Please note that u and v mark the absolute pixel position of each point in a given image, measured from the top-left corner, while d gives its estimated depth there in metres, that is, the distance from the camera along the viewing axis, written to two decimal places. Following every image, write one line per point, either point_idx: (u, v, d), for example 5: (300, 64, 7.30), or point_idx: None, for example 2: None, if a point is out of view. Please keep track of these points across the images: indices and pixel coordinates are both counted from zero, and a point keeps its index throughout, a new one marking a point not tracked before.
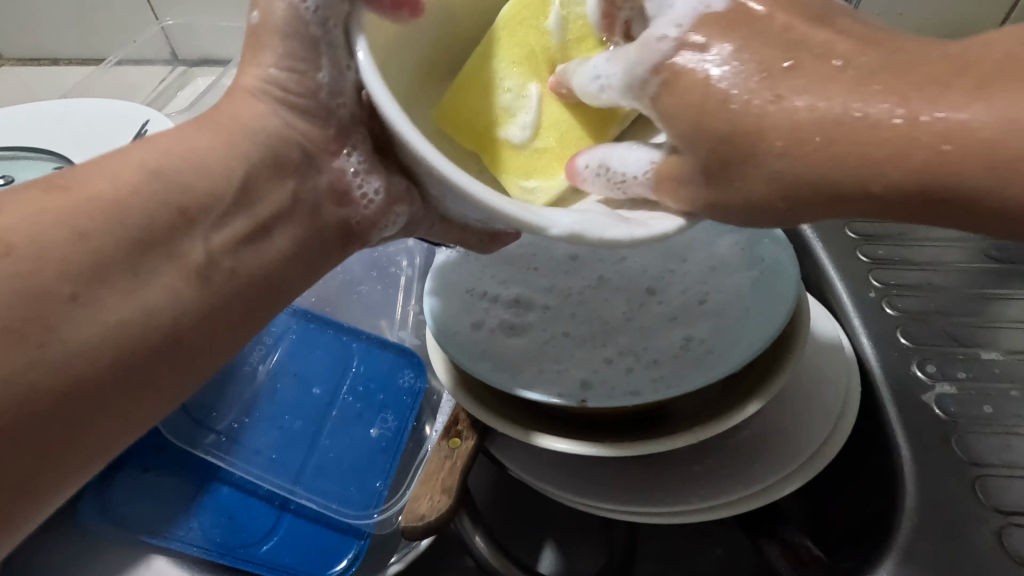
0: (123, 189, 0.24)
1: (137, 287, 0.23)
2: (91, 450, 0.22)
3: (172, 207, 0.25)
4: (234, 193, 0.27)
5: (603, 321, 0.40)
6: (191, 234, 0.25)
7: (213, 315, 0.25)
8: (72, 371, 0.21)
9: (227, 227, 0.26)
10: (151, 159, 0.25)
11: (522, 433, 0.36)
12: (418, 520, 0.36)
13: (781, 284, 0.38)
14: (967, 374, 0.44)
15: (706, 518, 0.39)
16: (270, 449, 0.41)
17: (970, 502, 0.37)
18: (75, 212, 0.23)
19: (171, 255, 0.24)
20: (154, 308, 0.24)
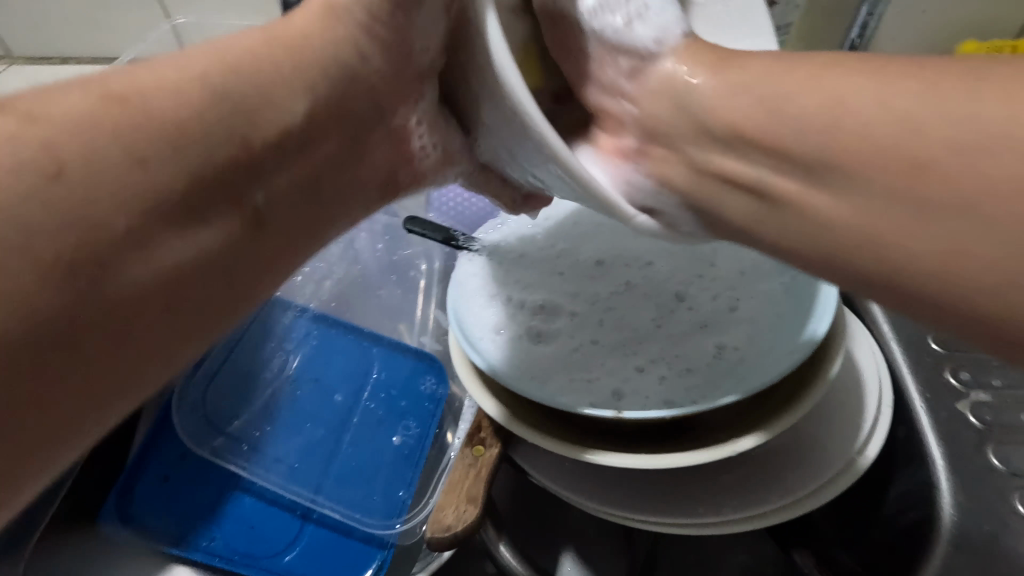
0: (183, 101, 0.19)
1: (190, 228, 0.20)
2: (105, 405, 0.19)
3: (235, 137, 0.21)
4: (299, 135, 0.23)
5: (631, 328, 0.39)
6: (251, 171, 0.21)
7: (255, 254, 0.22)
8: (116, 320, 0.18)
9: (290, 169, 0.23)
10: (205, 64, 0.21)
11: (551, 444, 0.35)
12: (444, 531, 0.36)
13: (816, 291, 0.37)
14: (1004, 381, 0.42)
15: (736, 530, 0.38)
16: (292, 457, 0.40)
17: (1012, 516, 0.37)
18: (118, 124, 0.18)
19: (233, 199, 0.21)
20: (193, 254, 0.20)
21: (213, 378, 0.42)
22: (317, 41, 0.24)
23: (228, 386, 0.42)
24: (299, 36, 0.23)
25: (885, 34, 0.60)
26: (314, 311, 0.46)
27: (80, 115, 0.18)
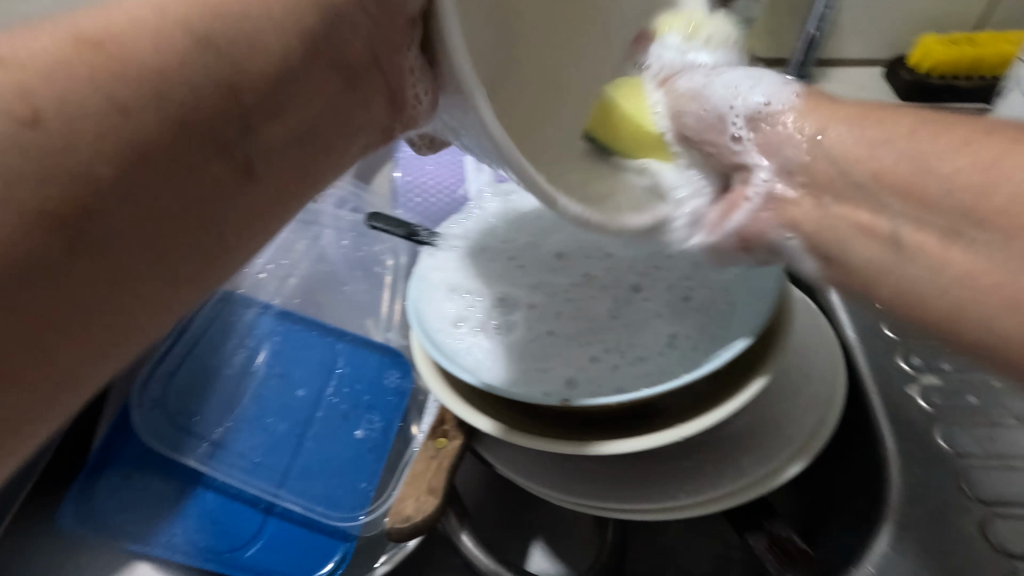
0: (162, 47, 0.18)
1: (182, 177, 0.18)
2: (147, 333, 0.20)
3: (223, 86, 0.19)
4: (297, 67, 0.20)
5: (587, 319, 0.40)
6: (249, 128, 0.20)
7: (267, 199, 0.21)
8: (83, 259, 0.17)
9: (283, 121, 0.21)
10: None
11: (506, 433, 0.35)
12: (404, 522, 0.36)
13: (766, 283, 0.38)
14: (952, 364, 0.44)
15: (691, 514, 0.39)
16: (254, 453, 0.40)
17: (955, 493, 0.38)
18: (108, 74, 0.17)
19: (222, 146, 0.19)
20: (170, 203, 0.18)
21: (176, 376, 0.43)
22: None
23: (191, 383, 0.43)
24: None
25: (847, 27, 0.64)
26: (278, 308, 0.46)
27: (42, 64, 0.16)
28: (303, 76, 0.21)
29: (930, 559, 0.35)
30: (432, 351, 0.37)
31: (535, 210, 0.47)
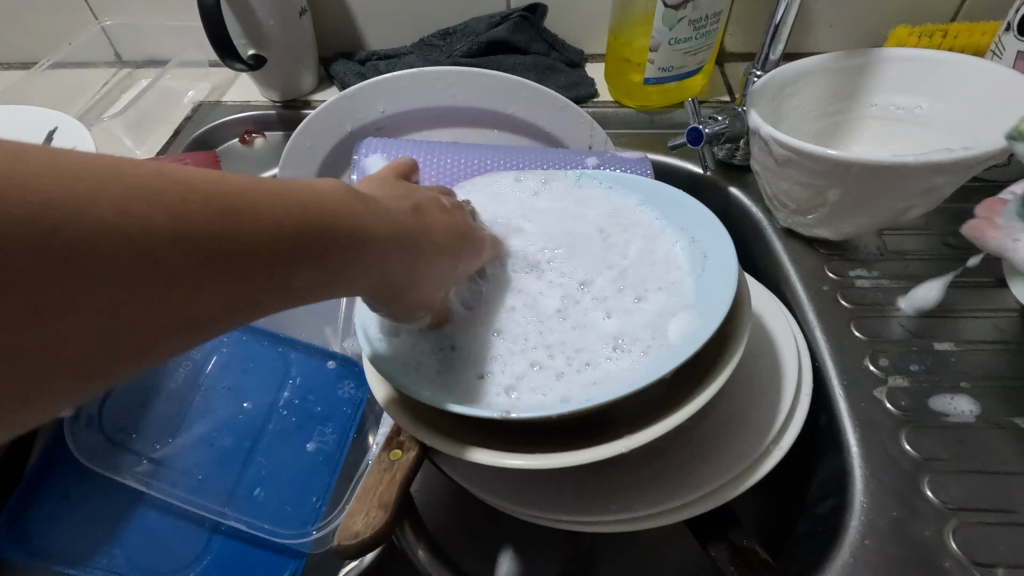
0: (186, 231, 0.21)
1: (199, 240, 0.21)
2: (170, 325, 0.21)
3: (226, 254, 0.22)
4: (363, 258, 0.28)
5: (541, 321, 0.39)
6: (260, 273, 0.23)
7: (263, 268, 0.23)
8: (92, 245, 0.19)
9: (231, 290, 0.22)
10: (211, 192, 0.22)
11: (452, 448, 0.34)
12: (351, 538, 0.35)
13: (719, 278, 0.36)
14: (922, 365, 0.43)
15: (649, 526, 0.38)
16: (198, 469, 0.39)
17: (919, 499, 0.36)
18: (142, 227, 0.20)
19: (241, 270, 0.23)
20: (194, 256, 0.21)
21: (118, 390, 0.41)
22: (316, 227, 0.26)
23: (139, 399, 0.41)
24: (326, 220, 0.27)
25: (820, 21, 0.65)
26: None
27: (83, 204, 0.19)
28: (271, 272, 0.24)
29: (892, 568, 0.34)
30: (369, 357, 0.35)
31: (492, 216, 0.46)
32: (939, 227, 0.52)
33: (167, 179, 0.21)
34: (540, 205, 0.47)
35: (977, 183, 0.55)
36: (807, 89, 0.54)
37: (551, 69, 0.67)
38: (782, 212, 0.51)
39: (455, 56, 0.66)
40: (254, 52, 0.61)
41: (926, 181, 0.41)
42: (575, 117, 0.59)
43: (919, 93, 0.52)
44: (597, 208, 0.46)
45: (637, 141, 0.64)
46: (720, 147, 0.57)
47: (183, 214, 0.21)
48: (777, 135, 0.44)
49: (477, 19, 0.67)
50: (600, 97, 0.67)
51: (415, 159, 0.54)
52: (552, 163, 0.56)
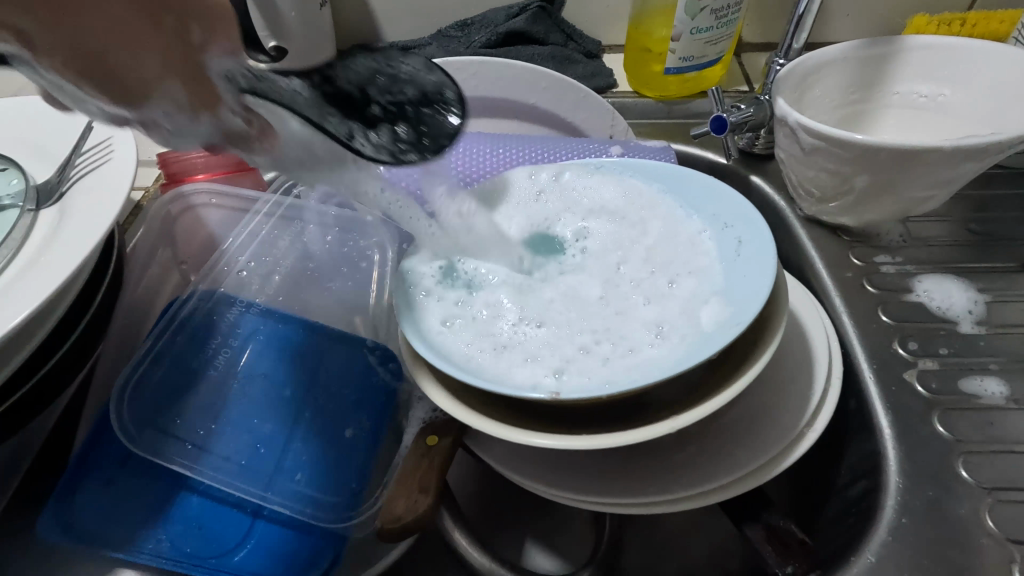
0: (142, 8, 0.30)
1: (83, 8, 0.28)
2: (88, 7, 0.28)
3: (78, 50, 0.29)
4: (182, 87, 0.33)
5: (576, 307, 0.40)
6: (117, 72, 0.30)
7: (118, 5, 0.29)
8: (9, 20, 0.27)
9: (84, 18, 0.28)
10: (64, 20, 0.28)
11: (495, 427, 0.34)
12: (395, 522, 0.36)
13: (757, 262, 0.37)
14: (949, 349, 0.43)
15: (688, 507, 0.38)
16: (239, 455, 0.39)
17: (953, 479, 0.37)
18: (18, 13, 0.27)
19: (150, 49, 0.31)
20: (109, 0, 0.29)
21: (160, 372, 0.41)
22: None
23: (179, 383, 0.41)
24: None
25: (837, 10, 0.65)
26: (261, 306, 0.46)
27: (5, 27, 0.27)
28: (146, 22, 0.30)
29: (929, 546, 0.34)
30: (411, 339, 0.36)
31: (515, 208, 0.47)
32: (960, 212, 0.53)
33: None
34: (562, 199, 0.47)
35: (998, 169, 0.55)
36: (828, 77, 0.54)
37: (569, 60, 0.67)
38: (806, 200, 0.51)
39: (474, 46, 0.66)
40: (275, 43, 0.61)
41: (956, 167, 0.41)
42: (597, 106, 0.60)
43: (940, 80, 0.52)
44: (622, 197, 0.46)
45: (656, 130, 0.64)
46: (742, 136, 0.58)
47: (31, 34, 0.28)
48: (805, 123, 0.44)
49: (495, 10, 0.68)
50: (618, 88, 0.68)
51: None
52: (576, 152, 0.56)
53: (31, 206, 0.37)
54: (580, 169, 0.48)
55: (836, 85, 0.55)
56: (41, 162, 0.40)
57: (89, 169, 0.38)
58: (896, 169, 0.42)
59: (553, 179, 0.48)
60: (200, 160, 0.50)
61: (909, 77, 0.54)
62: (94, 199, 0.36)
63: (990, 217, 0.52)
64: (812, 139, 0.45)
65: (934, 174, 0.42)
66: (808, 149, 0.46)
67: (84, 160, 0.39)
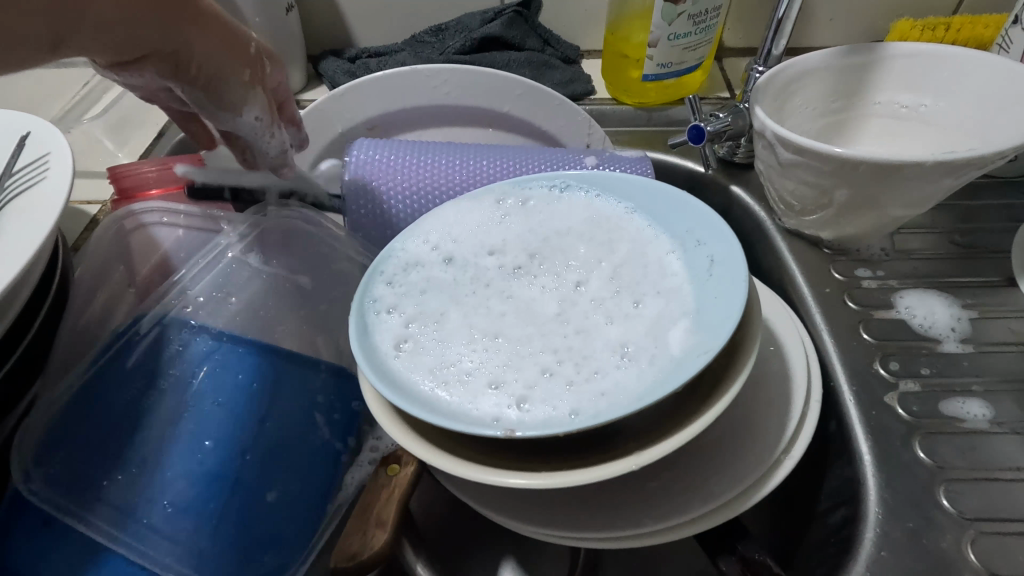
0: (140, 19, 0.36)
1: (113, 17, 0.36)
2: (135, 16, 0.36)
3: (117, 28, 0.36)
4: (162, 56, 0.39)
5: (540, 327, 0.38)
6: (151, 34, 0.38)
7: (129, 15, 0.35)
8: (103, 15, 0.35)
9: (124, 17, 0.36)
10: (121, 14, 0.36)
11: (452, 466, 0.32)
12: (349, 560, 0.34)
13: (729, 283, 0.35)
14: (932, 369, 0.42)
15: (660, 541, 0.36)
16: (173, 520, 0.36)
17: (935, 509, 0.35)
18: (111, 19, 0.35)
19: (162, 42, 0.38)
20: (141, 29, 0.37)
21: (80, 427, 0.37)
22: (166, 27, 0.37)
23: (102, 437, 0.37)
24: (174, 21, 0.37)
25: (820, 15, 0.64)
26: (210, 333, 0.42)
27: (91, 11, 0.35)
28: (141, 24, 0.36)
29: None
30: (364, 371, 0.34)
31: (481, 232, 0.45)
32: (945, 224, 0.51)
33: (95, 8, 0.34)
34: (529, 217, 0.45)
35: (985, 179, 0.54)
36: (809, 84, 0.52)
37: (546, 66, 0.65)
38: (785, 212, 0.50)
39: (448, 52, 0.64)
40: None
41: (935, 182, 0.40)
42: (572, 114, 0.58)
43: (922, 89, 0.51)
44: (591, 215, 0.44)
45: (636, 138, 0.63)
46: (721, 145, 0.56)
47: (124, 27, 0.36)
48: (781, 135, 0.43)
49: (470, 15, 0.66)
50: (597, 94, 0.66)
51: (411, 161, 0.52)
52: (548, 163, 0.54)
53: None
54: (547, 191, 0.46)
55: (817, 94, 0.53)
56: None
57: (22, 189, 0.36)
58: (876, 181, 0.41)
59: (520, 200, 0.46)
60: (152, 175, 0.48)
61: (891, 85, 0.52)
62: (26, 219, 0.34)
63: (974, 229, 0.51)
64: (789, 151, 0.43)
65: (915, 186, 0.41)
66: (786, 162, 0.44)
67: (18, 178, 0.37)
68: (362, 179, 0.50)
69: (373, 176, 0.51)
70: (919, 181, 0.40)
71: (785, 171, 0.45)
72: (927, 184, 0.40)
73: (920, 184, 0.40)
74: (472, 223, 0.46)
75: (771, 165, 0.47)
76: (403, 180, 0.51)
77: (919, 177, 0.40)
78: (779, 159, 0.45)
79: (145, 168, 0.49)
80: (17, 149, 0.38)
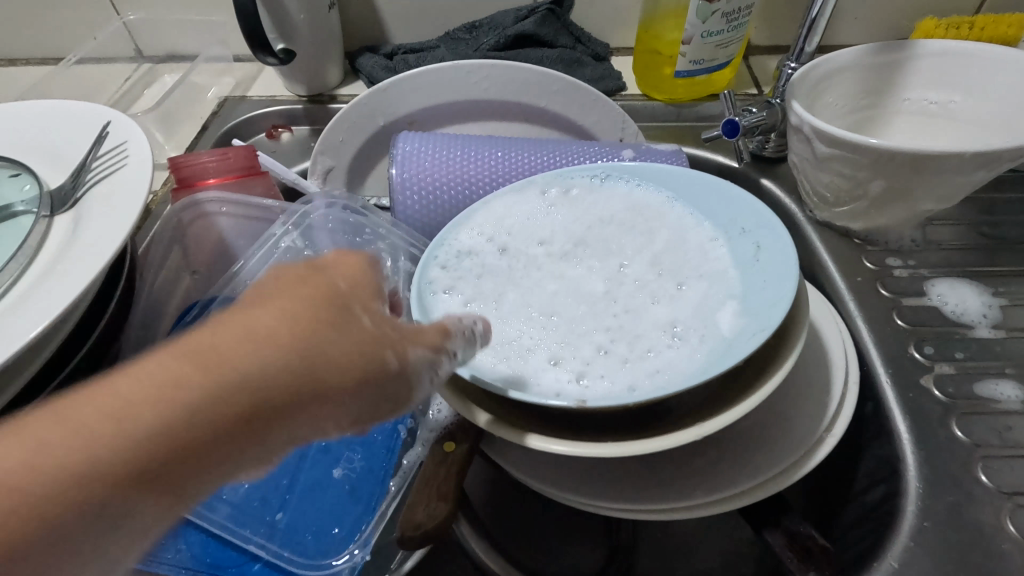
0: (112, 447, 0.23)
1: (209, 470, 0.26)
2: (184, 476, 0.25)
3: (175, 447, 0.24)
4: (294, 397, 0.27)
5: (591, 308, 0.40)
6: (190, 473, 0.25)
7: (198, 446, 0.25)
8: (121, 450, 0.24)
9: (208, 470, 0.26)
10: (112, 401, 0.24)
11: (517, 435, 0.33)
12: (415, 529, 0.35)
13: (779, 267, 0.37)
14: (965, 353, 0.44)
15: (709, 514, 0.38)
16: (243, 495, 0.40)
17: (974, 484, 0.37)
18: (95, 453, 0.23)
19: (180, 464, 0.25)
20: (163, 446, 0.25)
21: None
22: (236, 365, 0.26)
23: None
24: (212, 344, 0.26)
25: (846, 13, 0.66)
26: None
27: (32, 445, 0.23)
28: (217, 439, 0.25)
29: (952, 550, 0.34)
30: None
31: (527, 221, 0.46)
32: (971, 216, 0.53)
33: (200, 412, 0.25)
34: (573, 207, 0.47)
35: (1011, 173, 0.55)
36: (840, 82, 0.54)
37: (578, 62, 0.67)
38: (817, 203, 0.51)
39: (482, 49, 0.65)
40: (284, 46, 0.61)
41: (969, 175, 0.42)
42: (607, 109, 0.59)
43: (952, 86, 0.52)
44: (633, 205, 0.46)
45: (665, 133, 0.64)
46: (753, 139, 0.57)
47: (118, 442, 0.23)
48: (819, 128, 0.44)
49: (503, 12, 0.67)
50: (627, 90, 0.68)
51: (454, 152, 0.53)
52: (586, 156, 0.56)
53: (46, 213, 0.37)
54: (588, 182, 0.48)
55: (847, 92, 0.55)
56: (57, 167, 0.40)
57: (105, 177, 0.38)
58: (913, 174, 0.42)
59: (563, 190, 0.48)
60: (212, 164, 0.50)
61: (920, 83, 0.54)
62: (111, 207, 0.36)
63: (1001, 220, 0.52)
64: (827, 144, 0.45)
65: (949, 179, 0.42)
66: (822, 153, 0.46)
67: (98, 167, 0.39)
68: (408, 170, 0.52)
69: (417, 166, 0.52)
70: (952, 174, 0.42)
71: (821, 163, 0.47)
72: (961, 176, 0.42)
73: (954, 176, 0.42)
74: (518, 209, 0.47)
75: (806, 158, 0.48)
76: (448, 171, 0.52)
77: (954, 170, 0.41)
78: (815, 150, 0.46)
79: (204, 157, 0.50)
80: (95, 140, 0.40)
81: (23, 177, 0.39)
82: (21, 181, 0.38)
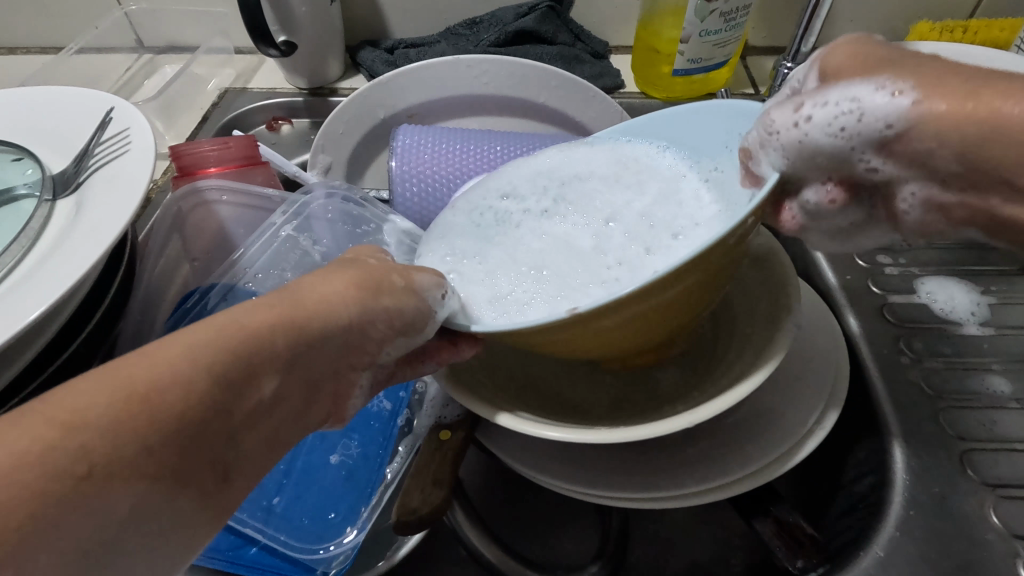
0: (193, 381, 0.23)
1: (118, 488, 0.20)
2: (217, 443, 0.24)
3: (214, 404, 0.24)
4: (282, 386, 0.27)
5: (577, 257, 0.41)
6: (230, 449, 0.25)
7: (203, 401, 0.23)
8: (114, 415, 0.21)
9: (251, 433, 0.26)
10: (147, 361, 0.22)
11: (510, 420, 0.34)
12: (410, 514, 0.36)
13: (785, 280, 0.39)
14: (952, 350, 0.44)
15: (700, 502, 0.38)
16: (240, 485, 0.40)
17: (959, 476, 0.38)
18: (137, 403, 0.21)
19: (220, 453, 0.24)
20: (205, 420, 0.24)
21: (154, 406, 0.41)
22: (254, 326, 0.26)
23: None
24: (310, 310, 0.28)
25: (842, 15, 0.67)
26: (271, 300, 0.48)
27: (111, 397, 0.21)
28: (219, 414, 0.24)
29: (935, 539, 0.35)
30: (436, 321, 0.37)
31: (505, 186, 0.47)
32: None
33: (155, 380, 0.22)
34: (552, 168, 0.47)
35: None
36: None
37: (577, 59, 0.68)
38: None
39: (483, 45, 0.66)
40: (286, 38, 0.61)
41: None
42: (605, 105, 0.60)
43: None
44: (613, 159, 0.45)
45: None
46: None
47: (195, 378, 0.23)
48: None
49: (504, 9, 0.68)
50: (626, 88, 0.68)
51: (452, 145, 0.54)
52: None
53: (48, 196, 0.37)
54: (565, 145, 0.48)
55: None
56: (59, 152, 0.40)
57: (109, 163, 0.38)
58: None
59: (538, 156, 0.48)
60: (212, 154, 0.50)
61: None
62: (114, 192, 0.36)
63: None
64: None
65: None
66: None
67: (101, 153, 0.39)
68: (407, 162, 0.53)
69: (417, 159, 0.53)
70: None
71: None
72: None
73: None
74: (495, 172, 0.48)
75: None
76: (445, 162, 0.53)
77: None
78: None
79: (205, 147, 0.50)
80: (99, 126, 0.40)
81: (26, 161, 0.39)
82: (24, 166, 0.39)
